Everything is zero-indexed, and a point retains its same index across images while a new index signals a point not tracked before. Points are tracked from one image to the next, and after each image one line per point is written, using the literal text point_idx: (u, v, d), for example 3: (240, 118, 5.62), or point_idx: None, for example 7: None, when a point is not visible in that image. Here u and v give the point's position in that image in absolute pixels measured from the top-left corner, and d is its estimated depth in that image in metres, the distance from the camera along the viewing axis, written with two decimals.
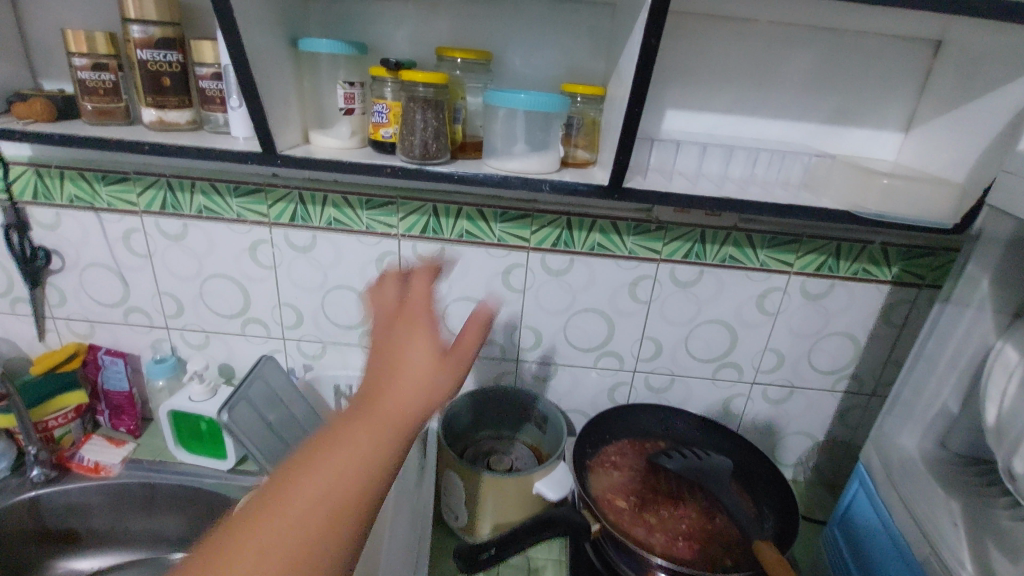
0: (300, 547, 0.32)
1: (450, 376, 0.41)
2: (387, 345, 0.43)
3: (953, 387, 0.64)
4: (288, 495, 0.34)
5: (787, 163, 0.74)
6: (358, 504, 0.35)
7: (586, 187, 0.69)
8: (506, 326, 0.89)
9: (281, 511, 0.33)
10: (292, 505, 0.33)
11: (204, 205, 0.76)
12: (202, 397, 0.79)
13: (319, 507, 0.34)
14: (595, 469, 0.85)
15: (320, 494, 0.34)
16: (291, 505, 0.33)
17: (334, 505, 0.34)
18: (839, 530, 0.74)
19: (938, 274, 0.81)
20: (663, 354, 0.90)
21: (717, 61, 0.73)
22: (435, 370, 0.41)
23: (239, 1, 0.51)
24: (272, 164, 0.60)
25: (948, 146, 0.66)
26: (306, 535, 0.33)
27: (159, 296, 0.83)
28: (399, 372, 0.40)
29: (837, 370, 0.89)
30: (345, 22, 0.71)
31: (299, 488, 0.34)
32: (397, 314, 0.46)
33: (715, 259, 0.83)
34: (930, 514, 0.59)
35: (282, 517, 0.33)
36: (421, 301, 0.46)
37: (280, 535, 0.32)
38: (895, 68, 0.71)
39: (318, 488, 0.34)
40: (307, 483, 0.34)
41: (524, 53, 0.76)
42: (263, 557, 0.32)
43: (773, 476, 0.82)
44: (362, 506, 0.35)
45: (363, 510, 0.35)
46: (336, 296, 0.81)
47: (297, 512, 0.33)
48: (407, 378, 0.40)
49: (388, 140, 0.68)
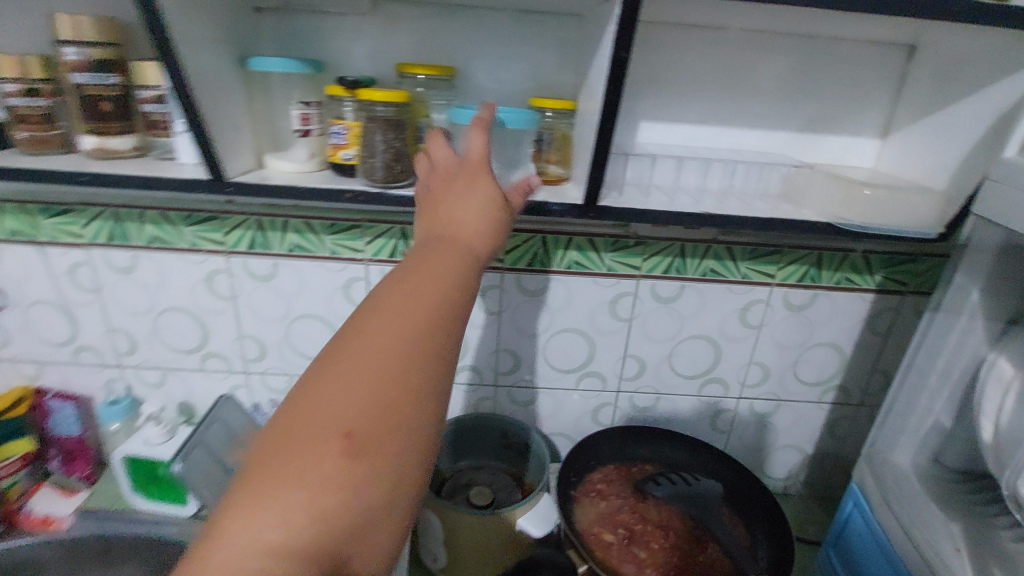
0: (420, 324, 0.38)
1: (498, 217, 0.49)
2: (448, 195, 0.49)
3: (944, 401, 0.62)
4: (360, 364, 0.35)
5: (765, 173, 0.70)
6: (425, 369, 0.37)
7: (561, 207, 0.63)
8: (483, 349, 0.86)
9: (346, 386, 0.34)
10: (375, 370, 0.35)
11: (155, 235, 0.79)
12: (159, 440, 0.83)
13: (381, 370, 0.35)
14: (579, 502, 0.72)
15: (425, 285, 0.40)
16: (369, 376, 0.35)
17: (407, 366, 0.36)
18: (833, 552, 0.70)
19: (919, 281, 0.80)
20: (647, 373, 0.87)
21: (690, 69, 0.70)
22: (489, 212, 0.48)
23: (182, 32, 0.53)
24: (223, 190, 0.63)
25: (929, 151, 0.66)
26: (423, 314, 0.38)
27: (109, 333, 0.86)
28: (444, 250, 0.43)
29: (823, 382, 0.88)
30: (298, 38, 0.69)
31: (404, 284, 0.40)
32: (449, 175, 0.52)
33: (696, 274, 0.80)
34: (930, 540, 0.56)
35: (360, 388, 0.34)
36: (478, 156, 0.52)
37: (352, 407, 0.34)
38: (870, 73, 0.70)
39: (372, 357, 0.36)
40: (395, 345, 0.36)
41: (488, 67, 0.71)
42: (384, 332, 0.37)
43: (767, 501, 0.71)
44: (429, 372, 0.37)
45: (425, 380, 0.36)
46: (302, 325, 0.84)
47: (365, 380, 0.35)
48: (466, 231, 0.46)
49: (348, 162, 0.65)
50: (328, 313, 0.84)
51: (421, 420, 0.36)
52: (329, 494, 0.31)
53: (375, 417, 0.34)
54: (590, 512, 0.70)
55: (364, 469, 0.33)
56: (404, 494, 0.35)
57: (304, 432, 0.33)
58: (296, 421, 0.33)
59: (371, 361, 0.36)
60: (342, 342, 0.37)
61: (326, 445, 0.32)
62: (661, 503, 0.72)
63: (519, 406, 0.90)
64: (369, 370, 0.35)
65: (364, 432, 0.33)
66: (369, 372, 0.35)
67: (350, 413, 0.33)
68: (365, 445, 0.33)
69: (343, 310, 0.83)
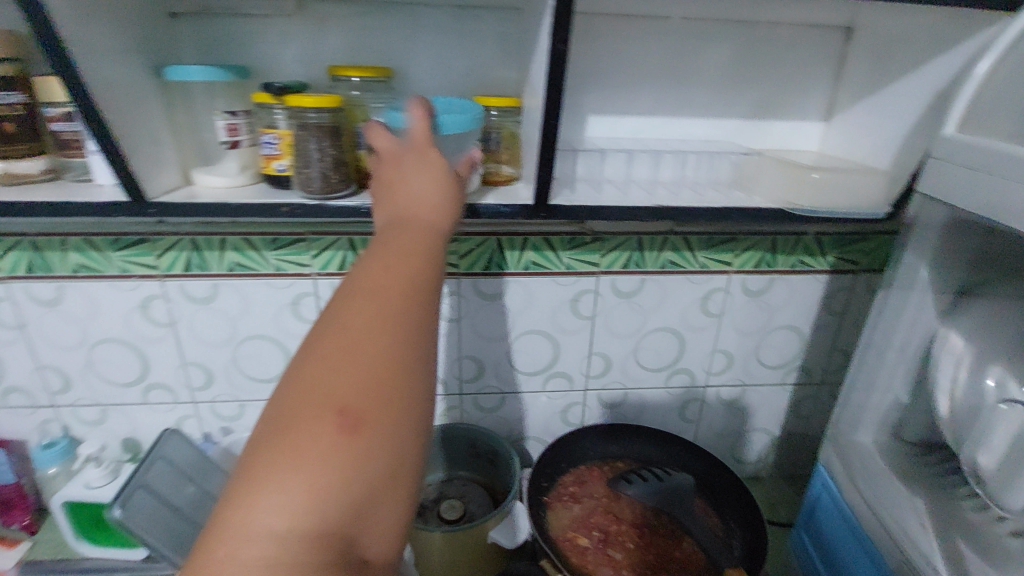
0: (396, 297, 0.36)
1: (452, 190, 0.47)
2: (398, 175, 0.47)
3: (901, 378, 0.63)
4: (343, 344, 0.33)
5: (716, 161, 0.70)
6: (413, 340, 0.35)
7: (512, 209, 0.61)
8: (445, 358, 0.83)
9: (338, 367, 0.32)
10: (364, 345, 0.33)
11: (79, 263, 0.73)
12: (100, 483, 0.76)
13: (371, 346, 0.33)
14: (552, 507, 0.70)
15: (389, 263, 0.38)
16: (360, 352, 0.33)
17: (397, 338, 0.34)
18: (805, 532, 0.70)
19: (870, 259, 0.82)
20: (613, 369, 0.86)
21: (635, 59, 0.68)
22: (443, 184, 0.46)
23: (81, 43, 0.48)
24: (144, 213, 0.58)
25: (872, 131, 0.66)
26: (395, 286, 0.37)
27: (38, 372, 0.79)
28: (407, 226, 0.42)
29: (785, 364, 0.89)
30: (220, 44, 0.64)
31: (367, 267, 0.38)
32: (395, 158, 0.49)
33: (655, 266, 0.79)
34: (896, 517, 0.56)
35: (351, 366, 0.32)
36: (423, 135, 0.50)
37: (345, 386, 0.32)
38: (812, 57, 0.70)
39: (360, 332, 0.34)
40: (381, 317, 0.35)
41: (428, 66, 0.68)
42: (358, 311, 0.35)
43: (738, 489, 0.71)
44: (419, 342, 0.35)
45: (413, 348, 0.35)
46: (250, 347, 0.80)
47: (355, 358, 0.33)
48: (430, 205, 0.45)
49: (283, 173, 0.62)
50: (278, 332, 0.79)
51: (418, 394, 0.34)
52: (335, 477, 0.29)
53: (369, 390, 0.32)
54: (564, 516, 0.69)
55: (370, 446, 0.31)
56: (406, 475, 0.33)
57: (298, 418, 0.31)
58: (288, 410, 0.31)
59: (359, 336, 0.34)
60: (324, 326, 0.35)
61: (330, 424, 0.30)
62: (635, 501, 0.71)
63: (487, 413, 0.88)
64: (357, 345, 0.33)
65: (363, 407, 0.31)
66: (359, 350, 0.33)
67: (342, 398, 0.31)
68: (370, 421, 0.31)
69: (294, 329, 0.79)
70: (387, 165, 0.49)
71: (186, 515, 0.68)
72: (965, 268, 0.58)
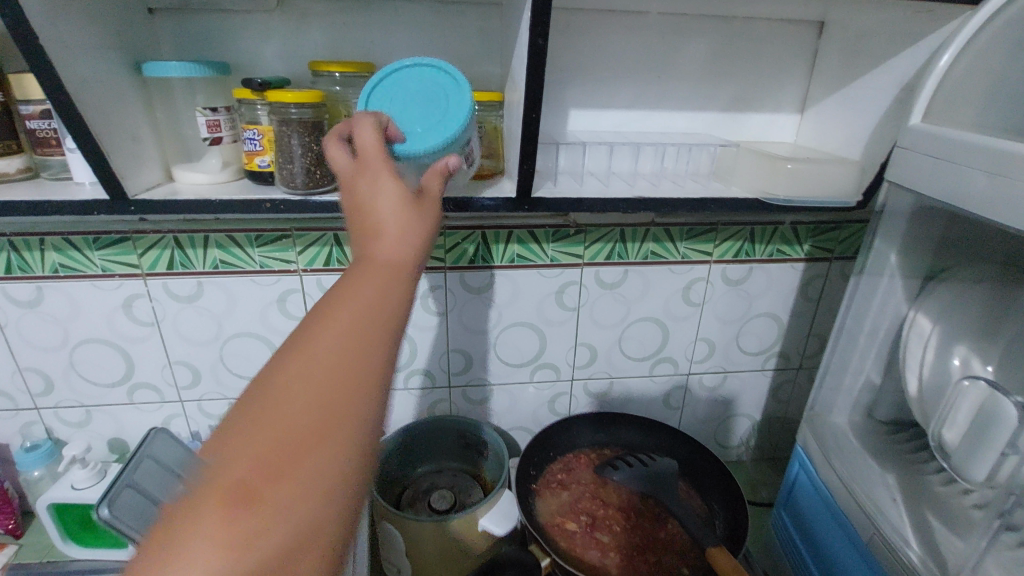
0: (329, 356, 0.31)
1: (423, 220, 0.40)
2: (358, 201, 0.41)
3: (874, 360, 0.65)
4: (258, 405, 0.29)
5: (694, 154, 0.72)
6: (340, 401, 0.30)
7: (495, 202, 0.62)
8: (432, 351, 0.84)
9: (261, 418, 0.28)
10: (296, 395, 0.29)
11: (59, 262, 0.72)
12: (86, 483, 0.76)
13: (283, 412, 0.29)
14: (540, 495, 0.72)
15: (331, 317, 0.32)
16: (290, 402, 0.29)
17: (331, 392, 0.30)
18: (787, 515, 0.72)
19: (844, 247, 0.84)
20: (598, 359, 0.88)
21: (615, 54, 0.69)
22: (409, 210, 0.40)
23: (57, 40, 0.48)
24: (125, 212, 0.57)
25: (844, 122, 0.68)
26: (331, 344, 0.31)
27: (19, 374, 0.78)
28: (359, 264, 0.36)
29: (764, 350, 0.91)
30: (200, 40, 0.64)
31: (306, 321, 0.32)
32: (357, 175, 0.43)
33: (638, 257, 0.81)
34: (870, 493, 0.58)
35: (272, 424, 0.28)
36: (382, 150, 0.43)
37: (264, 444, 0.27)
38: (786, 51, 0.72)
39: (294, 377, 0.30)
40: (316, 363, 0.30)
41: (410, 61, 0.69)
42: (283, 375, 0.30)
43: (720, 470, 0.73)
44: (343, 404, 0.30)
45: (339, 414, 0.30)
46: (236, 344, 0.79)
47: (282, 410, 0.29)
48: (391, 230, 0.38)
49: (266, 169, 0.62)
50: (264, 329, 0.79)
51: (339, 467, 0.29)
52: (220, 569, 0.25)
53: (279, 464, 0.27)
54: (552, 504, 0.71)
55: (271, 517, 0.26)
56: (320, 552, 0.28)
57: (188, 498, 0.26)
58: (186, 488, 0.27)
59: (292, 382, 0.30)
60: (248, 379, 0.30)
61: (223, 493, 0.26)
62: (621, 486, 0.73)
63: (475, 405, 0.89)
64: (287, 395, 0.29)
65: (262, 487, 0.27)
66: (287, 398, 0.29)
67: (237, 479, 0.27)
68: (274, 487, 0.27)
69: (280, 325, 0.79)
70: (346, 178, 0.43)
71: None
72: (930, 252, 0.60)
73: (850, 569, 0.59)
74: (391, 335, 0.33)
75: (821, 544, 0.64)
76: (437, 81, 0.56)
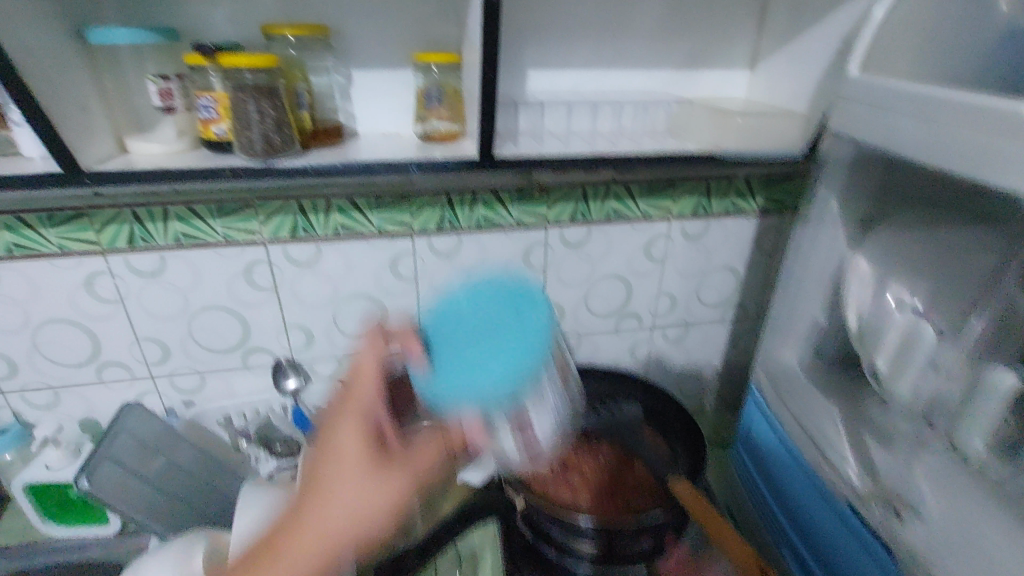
0: (322, 545, 0.54)
1: (396, 479, 0.57)
2: (337, 449, 0.58)
3: (819, 302, 0.70)
4: (279, 560, 0.54)
5: (651, 112, 0.74)
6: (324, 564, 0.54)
7: (457, 163, 0.63)
8: (404, 317, 0.86)
9: (288, 558, 0.54)
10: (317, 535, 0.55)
11: (14, 242, 0.70)
12: (60, 463, 0.75)
13: (297, 564, 0.53)
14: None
15: (327, 531, 0.55)
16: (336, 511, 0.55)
17: (320, 558, 0.54)
18: (744, 451, 0.77)
19: (795, 200, 0.88)
20: (566, 317, 0.91)
21: (571, 13, 0.70)
22: (376, 491, 0.56)
23: None
24: (80, 184, 0.56)
25: (791, 77, 0.71)
26: (328, 536, 0.55)
27: None
28: (340, 466, 0.57)
29: (723, 302, 0.96)
30: (143, 4, 0.62)
31: (313, 510, 0.55)
32: (348, 396, 0.63)
33: (600, 216, 0.83)
34: (815, 422, 0.64)
35: (299, 565, 0.53)
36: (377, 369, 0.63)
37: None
38: (737, 7, 0.74)
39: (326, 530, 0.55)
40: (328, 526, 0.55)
41: (365, 23, 0.68)
42: (297, 557, 0.54)
43: (681, 413, 0.78)
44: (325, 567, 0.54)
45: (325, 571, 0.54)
46: (205, 318, 0.79)
47: (310, 540, 0.54)
48: (353, 481, 0.56)
49: (223, 138, 0.62)
50: (233, 302, 0.79)
51: None
52: None
53: None
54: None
55: None
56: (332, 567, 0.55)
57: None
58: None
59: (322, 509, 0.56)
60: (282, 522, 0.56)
61: None
62: (590, 434, 0.77)
63: None
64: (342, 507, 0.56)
65: None
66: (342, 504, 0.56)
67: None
68: None
69: (249, 297, 0.79)
70: (345, 388, 0.64)
71: (159, 485, 0.69)
72: (870, 199, 0.64)
73: (800, 493, 0.64)
74: (365, 531, 0.56)
75: (772, 472, 0.70)
76: (487, 315, 0.57)
